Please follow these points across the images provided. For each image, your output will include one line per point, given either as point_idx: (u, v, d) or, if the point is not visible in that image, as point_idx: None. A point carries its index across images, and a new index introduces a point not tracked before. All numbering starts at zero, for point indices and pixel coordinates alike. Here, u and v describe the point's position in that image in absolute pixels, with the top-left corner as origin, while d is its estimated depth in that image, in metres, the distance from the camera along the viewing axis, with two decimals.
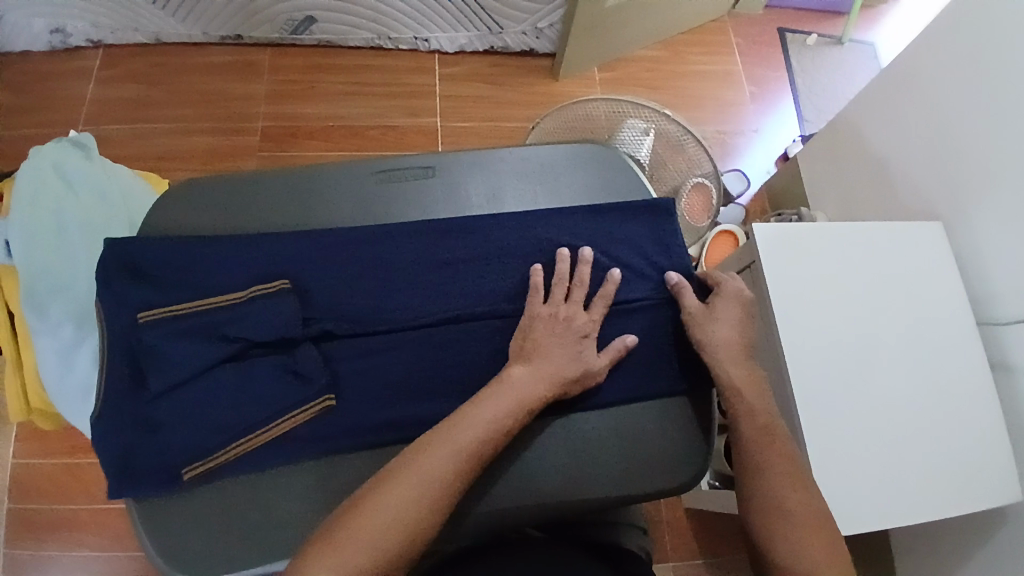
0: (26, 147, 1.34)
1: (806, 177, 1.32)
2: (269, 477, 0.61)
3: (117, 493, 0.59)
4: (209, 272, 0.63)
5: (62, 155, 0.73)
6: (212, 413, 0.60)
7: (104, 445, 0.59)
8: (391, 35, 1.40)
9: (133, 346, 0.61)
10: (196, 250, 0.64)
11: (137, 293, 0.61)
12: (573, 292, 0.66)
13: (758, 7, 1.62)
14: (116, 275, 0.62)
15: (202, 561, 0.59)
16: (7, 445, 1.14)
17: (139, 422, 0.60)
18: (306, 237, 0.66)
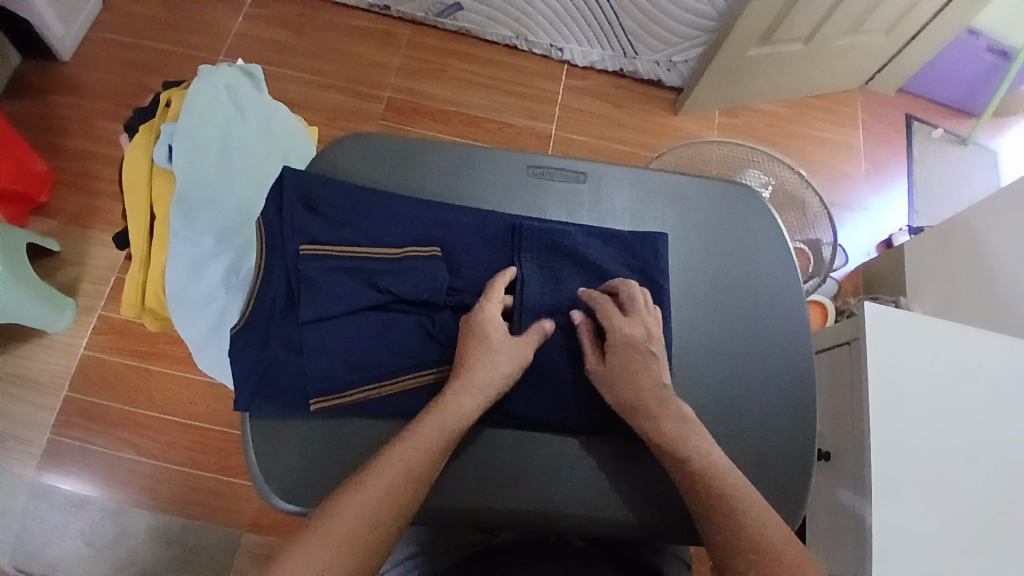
0: (167, 64, 1.41)
1: (909, 266, 1.27)
2: (373, 427, 0.63)
3: (246, 405, 0.61)
4: (372, 223, 0.66)
5: (235, 81, 0.78)
6: (349, 354, 0.62)
7: (246, 358, 0.62)
8: (527, 37, 1.43)
9: (291, 273, 0.63)
10: (365, 200, 0.67)
11: (304, 226, 0.63)
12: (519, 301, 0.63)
13: (891, 89, 1.59)
14: (290, 205, 0.64)
15: (304, 488, 0.61)
16: (84, 335, 1.20)
17: (284, 344, 0.62)
18: (460, 210, 0.68)
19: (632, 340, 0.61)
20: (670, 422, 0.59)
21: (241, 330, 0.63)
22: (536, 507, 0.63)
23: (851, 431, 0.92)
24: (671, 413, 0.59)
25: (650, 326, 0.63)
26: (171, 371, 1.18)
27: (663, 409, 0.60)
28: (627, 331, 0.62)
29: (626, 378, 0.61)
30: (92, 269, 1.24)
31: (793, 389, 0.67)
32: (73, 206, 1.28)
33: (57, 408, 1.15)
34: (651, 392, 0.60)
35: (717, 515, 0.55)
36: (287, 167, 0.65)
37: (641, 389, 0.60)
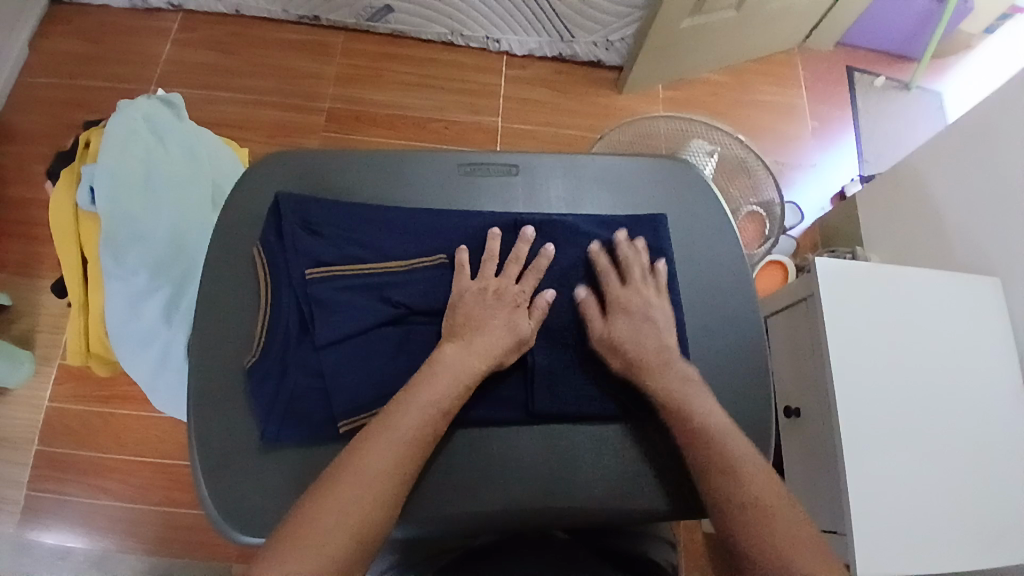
0: (99, 99, 1.37)
1: (862, 217, 1.28)
2: (334, 450, 0.58)
3: (274, 434, 0.58)
4: (373, 238, 0.64)
5: (152, 112, 0.76)
6: (370, 370, 0.59)
7: (267, 387, 0.59)
8: (463, 32, 1.42)
9: (300, 295, 0.61)
10: (352, 217, 0.65)
11: (307, 247, 0.62)
12: (508, 268, 0.64)
13: (830, 44, 1.60)
14: (290, 228, 0.63)
15: (266, 516, 0.57)
16: (46, 386, 1.17)
17: (305, 370, 0.59)
18: (403, 213, 0.66)
19: (627, 305, 0.64)
20: (676, 381, 0.61)
21: (258, 360, 0.60)
22: (515, 503, 0.61)
23: (815, 386, 0.93)
24: (678, 374, 0.61)
25: (646, 296, 0.66)
26: (138, 412, 1.16)
27: (668, 369, 0.62)
28: (623, 298, 0.65)
29: (632, 341, 0.63)
30: (45, 318, 1.22)
31: (747, 355, 0.68)
32: (20, 257, 1.25)
33: (27, 464, 1.13)
34: (655, 350, 0.62)
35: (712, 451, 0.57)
36: (283, 193, 0.64)
37: (645, 349, 0.62)
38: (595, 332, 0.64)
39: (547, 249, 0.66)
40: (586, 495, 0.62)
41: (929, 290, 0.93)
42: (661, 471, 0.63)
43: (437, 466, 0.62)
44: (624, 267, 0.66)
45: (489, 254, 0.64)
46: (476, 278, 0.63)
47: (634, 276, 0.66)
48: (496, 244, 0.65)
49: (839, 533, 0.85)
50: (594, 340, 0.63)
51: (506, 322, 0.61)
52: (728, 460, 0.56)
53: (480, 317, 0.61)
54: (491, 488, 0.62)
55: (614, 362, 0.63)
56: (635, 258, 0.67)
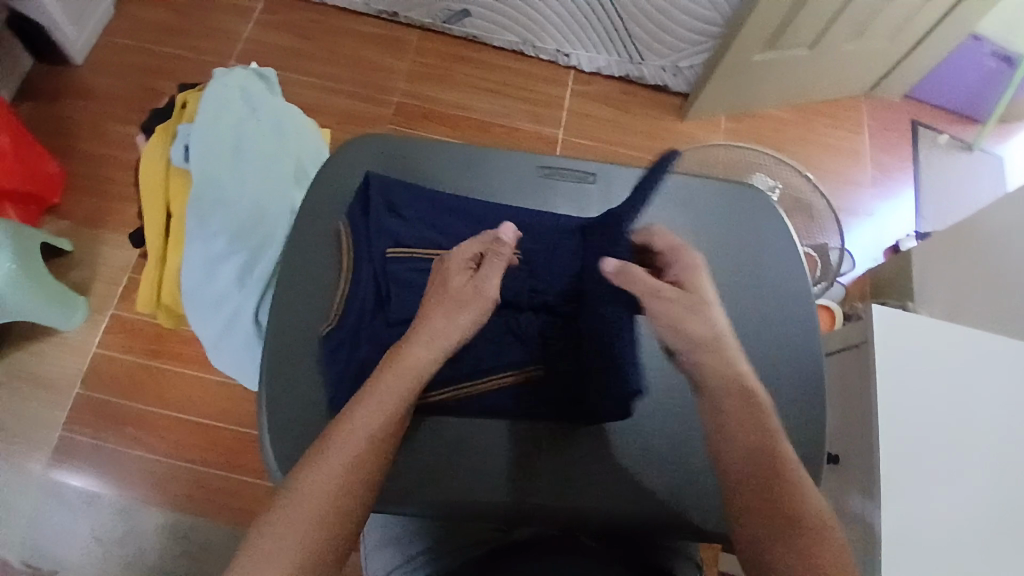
0: (178, 68, 1.43)
1: (917, 271, 1.27)
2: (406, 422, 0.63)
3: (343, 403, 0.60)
4: (452, 227, 0.66)
5: (248, 84, 0.80)
6: None
7: (338, 356, 0.61)
8: (534, 43, 1.45)
9: (381, 275, 0.63)
10: (432, 203, 0.67)
11: (391, 228, 0.65)
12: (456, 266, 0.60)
13: (897, 94, 1.60)
14: (375, 207, 0.65)
15: None
16: (94, 334, 1.21)
17: (377, 344, 0.61)
18: (482, 205, 0.68)
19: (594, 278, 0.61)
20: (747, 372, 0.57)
21: (332, 330, 0.62)
22: (550, 500, 0.64)
23: (859, 430, 0.91)
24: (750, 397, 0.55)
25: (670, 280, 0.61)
26: (181, 370, 1.20)
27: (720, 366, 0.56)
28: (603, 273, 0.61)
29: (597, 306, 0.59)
30: (103, 269, 1.26)
31: (801, 386, 0.68)
32: (86, 207, 1.30)
33: (68, 406, 1.16)
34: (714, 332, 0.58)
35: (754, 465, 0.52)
36: (372, 173, 0.67)
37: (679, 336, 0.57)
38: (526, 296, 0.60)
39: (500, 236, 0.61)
40: (622, 503, 0.64)
41: None
42: (694, 489, 0.65)
43: (480, 453, 0.65)
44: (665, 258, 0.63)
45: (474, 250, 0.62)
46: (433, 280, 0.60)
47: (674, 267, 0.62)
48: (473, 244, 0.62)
49: None
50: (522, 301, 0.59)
51: (443, 316, 0.57)
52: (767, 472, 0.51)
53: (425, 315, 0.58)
54: (528, 481, 0.64)
55: (687, 326, 0.57)
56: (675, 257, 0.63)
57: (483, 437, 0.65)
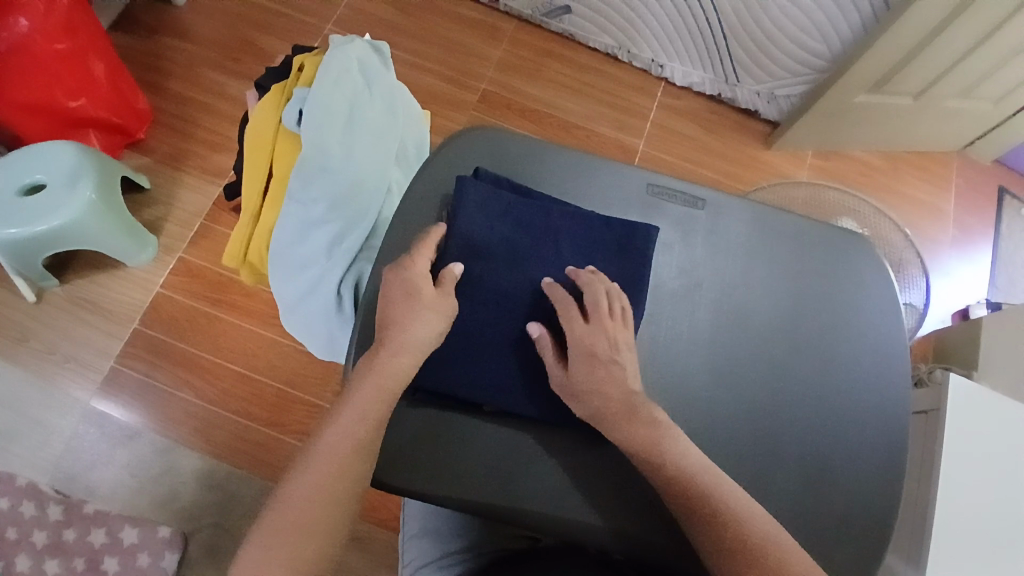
0: (275, 23, 1.44)
1: (984, 342, 1.22)
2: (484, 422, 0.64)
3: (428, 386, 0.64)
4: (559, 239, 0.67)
5: (365, 56, 0.80)
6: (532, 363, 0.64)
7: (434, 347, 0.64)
8: (630, 49, 1.42)
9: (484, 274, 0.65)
10: (541, 209, 0.67)
11: (501, 228, 0.66)
12: (422, 265, 0.61)
13: (988, 158, 1.53)
14: (487, 206, 0.66)
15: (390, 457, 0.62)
16: (160, 273, 1.23)
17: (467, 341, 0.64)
18: (588, 218, 0.68)
19: (592, 348, 0.60)
20: (642, 428, 0.58)
21: None
22: (577, 514, 0.62)
23: (915, 499, 0.89)
24: (646, 419, 0.58)
25: (611, 334, 0.61)
26: (238, 321, 1.21)
27: (636, 413, 0.59)
28: (588, 339, 0.60)
29: (590, 389, 0.60)
30: (177, 210, 1.28)
31: (885, 450, 0.66)
32: (167, 147, 1.32)
33: (126, 339, 1.19)
34: (621, 398, 0.59)
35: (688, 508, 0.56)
36: (483, 169, 0.69)
37: (611, 399, 0.59)
38: (555, 377, 0.61)
39: (454, 268, 0.63)
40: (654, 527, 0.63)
41: None
42: None
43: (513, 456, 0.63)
44: (591, 302, 0.62)
45: (596, 298, 0.62)
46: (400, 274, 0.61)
47: (602, 310, 0.61)
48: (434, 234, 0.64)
49: None
50: (554, 385, 0.61)
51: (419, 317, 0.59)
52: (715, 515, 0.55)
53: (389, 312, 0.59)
54: (557, 493, 0.63)
55: (577, 410, 0.61)
56: (602, 296, 0.62)
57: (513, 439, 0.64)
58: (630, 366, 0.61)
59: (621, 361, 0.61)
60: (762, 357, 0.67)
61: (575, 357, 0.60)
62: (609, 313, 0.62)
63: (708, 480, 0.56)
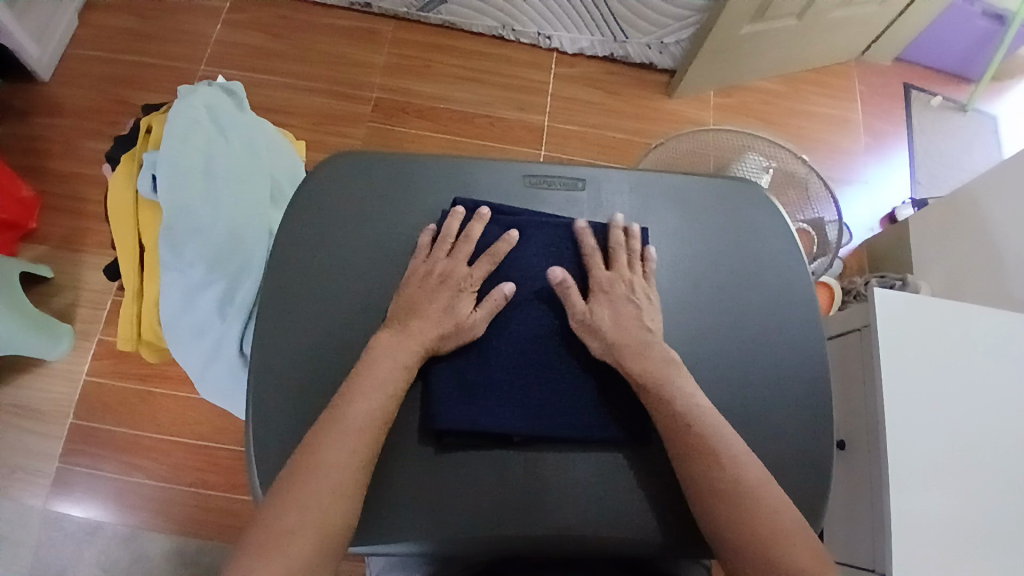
0: (147, 75, 1.37)
1: (914, 242, 1.23)
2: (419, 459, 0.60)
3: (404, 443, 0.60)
4: (531, 257, 0.66)
5: (215, 101, 0.77)
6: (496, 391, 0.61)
7: None
8: (514, 27, 1.40)
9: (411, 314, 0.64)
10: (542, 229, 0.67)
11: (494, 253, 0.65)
12: (457, 249, 0.65)
13: (888, 58, 1.55)
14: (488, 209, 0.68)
15: None
16: (84, 361, 1.18)
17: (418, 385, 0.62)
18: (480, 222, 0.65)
19: (610, 289, 0.64)
20: (656, 363, 0.61)
21: (324, 367, 0.63)
22: (566, 535, 0.59)
23: (865, 416, 0.89)
24: (659, 354, 0.61)
25: (632, 282, 0.65)
26: (175, 391, 1.18)
27: (649, 350, 0.61)
28: (607, 280, 0.65)
29: (614, 324, 0.62)
30: (85, 293, 1.22)
31: (808, 387, 0.66)
32: (61, 230, 1.26)
33: (62, 437, 1.14)
34: (636, 333, 0.62)
35: (693, 453, 0.56)
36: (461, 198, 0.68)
37: (626, 330, 0.62)
38: (577, 312, 0.63)
39: (511, 233, 0.65)
40: (645, 530, 0.60)
41: (1006, 327, 0.87)
42: None
43: (493, 481, 0.60)
44: (612, 249, 0.67)
45: (616, 249, 0.67)
46: (427, 259, 0.64)
47: (620, 260, 0.66)
48: (453, 224, 0.66)
49: (878, 570, 0.83)
50: (573, 320, 0.62)
51: (445, 305, 0.62)
52: (707, 448, 0.56)
53: (421, 301, 0.62)
54: (542, 516, 0.59)
55: (593, 345, 0.62)
56: (624, 243, 0.67)
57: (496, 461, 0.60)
58: (647, 309, 0.64)
59: (654, 332, 0.63)
60: (672, 324, 0.67)
61: (594, 296, 0.64)
62: (628, 262, 0.66)
63: (710, 423, 0.57)
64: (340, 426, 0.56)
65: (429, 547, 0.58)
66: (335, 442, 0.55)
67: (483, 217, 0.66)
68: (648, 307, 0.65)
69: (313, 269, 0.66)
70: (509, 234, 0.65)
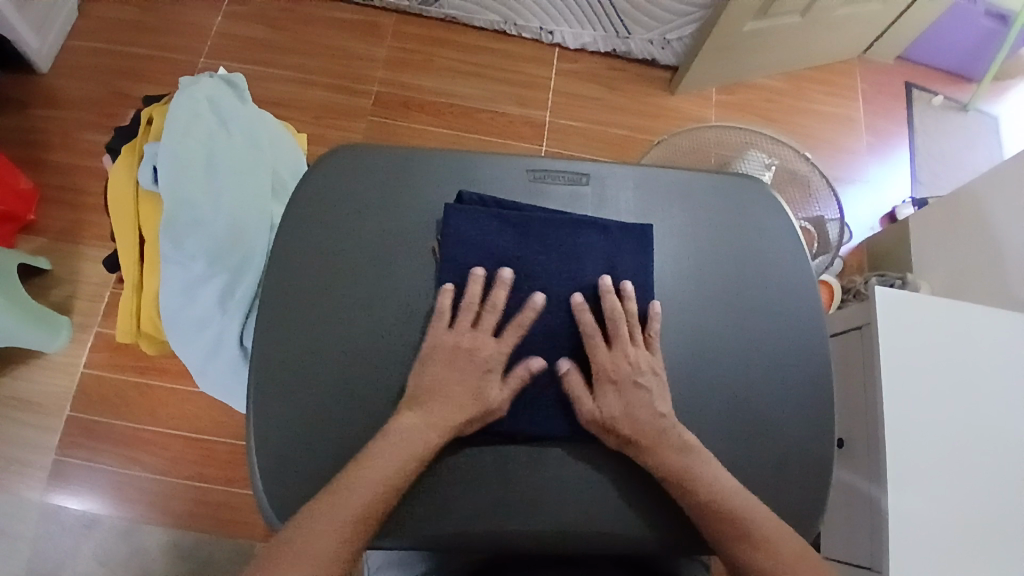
0: (147, 67, 1.36)
1: (914, 242, 1.23)
2: None
3: None
4: (536, 252, 0.65)
5: (216, 93, 0.77)
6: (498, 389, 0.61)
7: (353, 391, 0.62)
8: (516, 21, 1.39)
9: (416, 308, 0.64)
10: (549, 223, 0.65)
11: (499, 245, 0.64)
12: (483, 320, 0.63)
13: (890, 57, 1.54)
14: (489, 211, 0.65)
15: None
16: (82, 354, 1.18)
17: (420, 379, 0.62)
18: (486, 214, 0.65)
19: (615, 376, 0.62)
20: (675, 454, 0.59)
21: (325, 361, 0.62)
22: (565, 531, 0.60)
23: (865, 415, 0.90)
24: (674, 443, 0.59)
25: (633, 357, 0.63)
26: (173, 385, 1.17)
27: (664, 439, 0.60)
28: (611, 366, 0.62)
29: (625, 417, 0.60)
30: (83, 285, 1.22)
31: (810, 386, 0.66)
32: (60, 222, 1.25)
33: (59, 430, 1.14)
34: (649, 422, 0.60)
35: (731, 537, 0.57)
36: (466, 190, 0.67)
37: (640, 424, 0.60)
38: (584, 411, 0.61)
39: (535, 300, 0.63)
40: (644, 526, 0.61)
41: (1005, 327, 0.87)
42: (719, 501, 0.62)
43: (494, 477, 0.60)
44: (612, 323, 0.63)
45: (616, 322, 0.63)
46: (451, 330, 0.62)
47: (623, 336, 0.63)
48: (476, 288, 0.63)
49: (876, 568, 0.83)
50: (583, 421, 0.60)
51: (473, 389, 0.60)
52: (743, 527, 0.57)
53: (445, 382, 0.61)
54: (542, 512, 0.60)
55: (608, 442, 0.61)
56: (621, 309, 0.64)
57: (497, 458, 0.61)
58: (655, 387, 0.62)
59: (665, 413, 0.61)
60: (675, 320, 0.67)
61: (601, 387, 0.62)
62: (630, 336, 0.64)
63: (740, 504, 0.58)
64: None
65: (429, 541, 0.59)
66: None
67: (506, 280, 0.63)
68: (657, 384, 0.62)
69: (314, 264, 0.65)
70: (505, 277, 0.63)
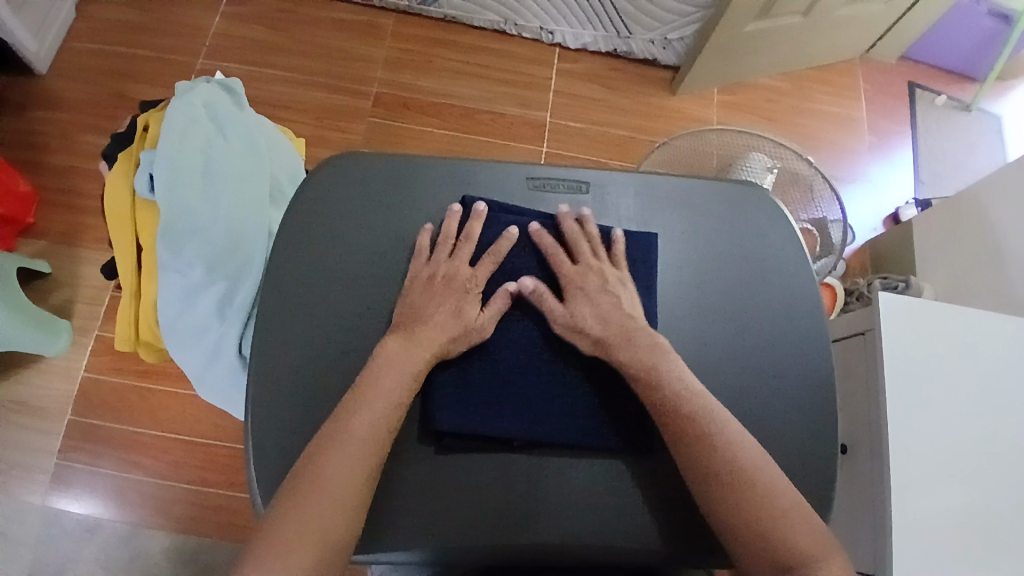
0: (145, 68, 1.36)
1: (918, 243, 1.22)
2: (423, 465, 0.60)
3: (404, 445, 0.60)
4: (536, 263, 0.65)
5: (213, 100, 0.76)
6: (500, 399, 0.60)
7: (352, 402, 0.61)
8: (516, 22, 1.38)
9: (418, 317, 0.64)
10: (549, 234, 0.66)
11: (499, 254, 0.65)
12: (459, 249, 0.65)
13: (893, 56, 1.53)
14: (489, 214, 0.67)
15: None
16: (81, 357, 1.18)
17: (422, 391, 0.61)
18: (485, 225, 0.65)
19: (584, 286, 0.64)
20: (642, 349, 0.60)
21: (324, 371, 0.62)
22: (573, 543, 0.59)
23: (868, 421, 0.89)
24: (643, 338, 0.61)
25: (601, 273, 0.65)
26: (174, 389, 1.17)
27: (632, 335, 0.61)
28: (579, 277, 0.64)
29: (595, 319, 0.62)
30: (83, 288, 1.21)
31: (813, 396, 0.65)
32: (59, 225, 1.25)
33: (60, 434, 1.14)
34: (619, 325, 0.62)
35: (697, 441, 0.56)
36: (469, 197, 0.67)
37: (609, 322, 0.62)
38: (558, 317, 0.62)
39: (511, 230, 0.65)
40: (654, 538, 0.59)
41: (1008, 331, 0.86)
42: None
43: (498, 487, 0.59)
44: (573, 243, 0.66)
45: (577, 242, 0.66)
46: (428, 261, 0.64)
47: (585, 252, 0.65)
48: (452, 224, 0.66)
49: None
50: (557, 325, 0.62)
51: (453, 309, 0.62)
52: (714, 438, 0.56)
53: (425, 306, 0.62)
54: (548, 523, 0.59)
55: (581, 343, 0.62)
56: (582, 233, 0.66)
57: (502, 468, 0.60)
58: (623, 294, 0.64)
59: (635, 316, 0.63)
60: (677, 329, 0.66)
61: (570, 295, 0.63)
62: (592, 252, 0.66)
63: (708, 410, 0.57)
64: (346, 431, 0.55)
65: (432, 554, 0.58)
66: (339, 449, 0.54)
67: (480, 214, 0.66)
68: (624, 291, 0.65)
69: (312, 273, 0.65)
70: (478, 210, 0.66)
